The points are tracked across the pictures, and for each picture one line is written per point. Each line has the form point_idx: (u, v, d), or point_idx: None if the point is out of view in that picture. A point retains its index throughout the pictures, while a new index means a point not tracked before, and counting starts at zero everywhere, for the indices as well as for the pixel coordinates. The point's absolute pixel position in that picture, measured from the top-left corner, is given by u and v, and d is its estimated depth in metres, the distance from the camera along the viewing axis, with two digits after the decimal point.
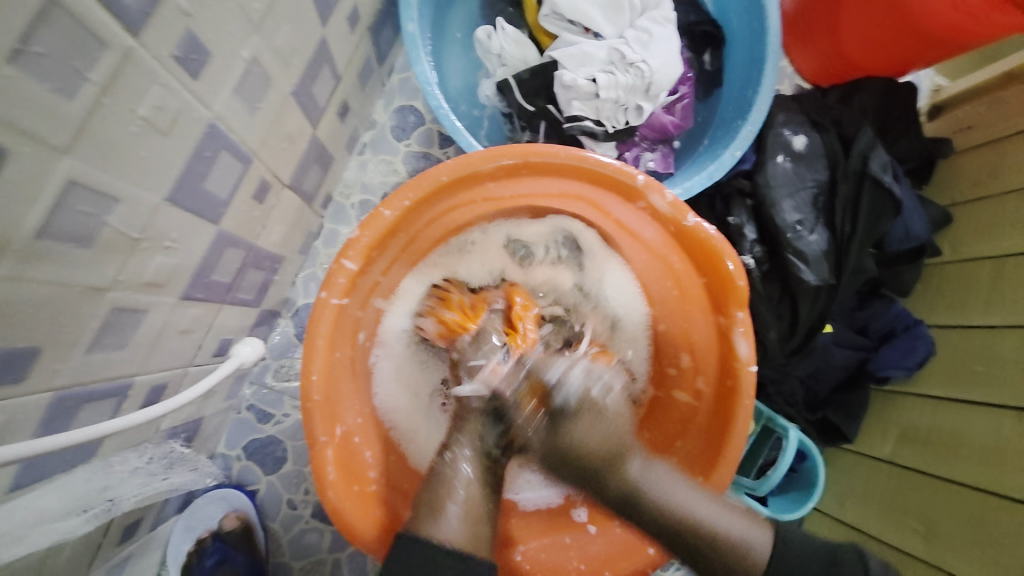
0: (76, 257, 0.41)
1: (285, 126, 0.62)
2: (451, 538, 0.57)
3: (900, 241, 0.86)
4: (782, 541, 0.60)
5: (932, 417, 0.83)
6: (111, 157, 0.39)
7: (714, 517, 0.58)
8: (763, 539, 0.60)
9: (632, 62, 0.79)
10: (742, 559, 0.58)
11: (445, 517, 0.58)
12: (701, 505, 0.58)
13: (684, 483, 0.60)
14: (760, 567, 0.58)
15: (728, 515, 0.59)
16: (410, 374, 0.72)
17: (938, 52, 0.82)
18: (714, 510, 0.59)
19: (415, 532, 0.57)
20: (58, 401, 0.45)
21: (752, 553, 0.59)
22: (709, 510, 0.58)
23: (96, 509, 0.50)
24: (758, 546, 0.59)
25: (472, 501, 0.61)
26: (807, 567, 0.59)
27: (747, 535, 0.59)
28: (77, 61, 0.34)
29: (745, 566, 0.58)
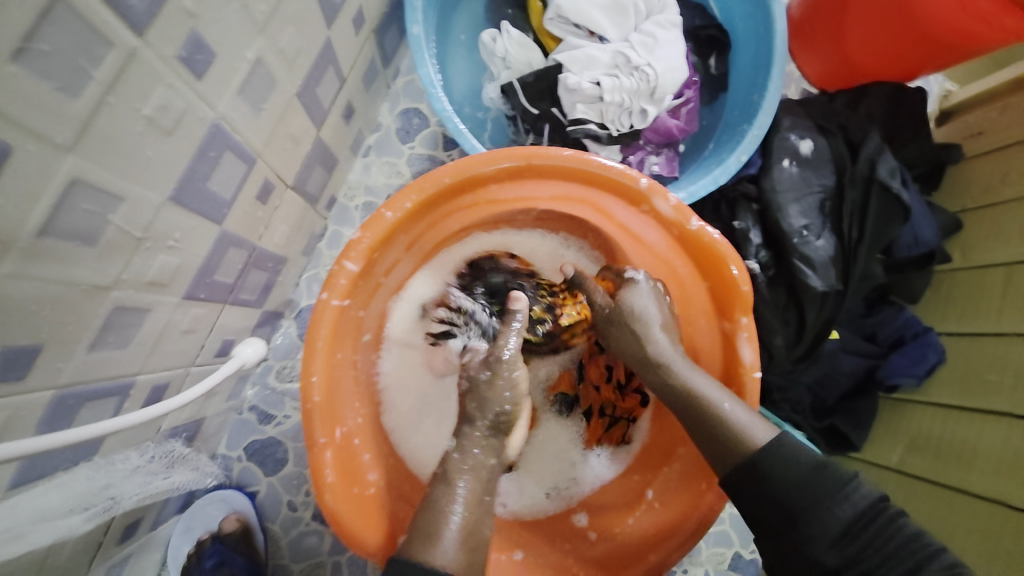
0: (79, 255, 0.41)
1: (289, 127, 0.63)
2: (444, 564, 0.50)
3: (908, 247, 0.85)
4: (794, 451, 0.52)
5: (943, 426, 0.81)
6: (115, 156, 0.40)
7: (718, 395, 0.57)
8: (763, 429, 0.54)
9: (637, 65, 0.79)
10: (737, 444, 0.54)
11: (442, 541, 0.52)
12: (719, 397, 0.57)
13: (706, 376, 0.60)
14: (767, 465, 0.52)
15: (740, 410, 0.56)
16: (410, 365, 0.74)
17: (947, 57, 0.81)
18: (737, 407, 0.56)
19: (408, 556, 0.51)
20: (59, 399, 0.45)
21: (744, 437, 0.54)
22: (730, 422, 0.55)
23: (96, 507, 0.52)
24: (755, 435, 0.54)
25: (471, 522, 0.55)
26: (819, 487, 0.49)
27: (750, 427, 0.54)
28: (83, 61, 0.35)
29: (743, 450, 0.53)
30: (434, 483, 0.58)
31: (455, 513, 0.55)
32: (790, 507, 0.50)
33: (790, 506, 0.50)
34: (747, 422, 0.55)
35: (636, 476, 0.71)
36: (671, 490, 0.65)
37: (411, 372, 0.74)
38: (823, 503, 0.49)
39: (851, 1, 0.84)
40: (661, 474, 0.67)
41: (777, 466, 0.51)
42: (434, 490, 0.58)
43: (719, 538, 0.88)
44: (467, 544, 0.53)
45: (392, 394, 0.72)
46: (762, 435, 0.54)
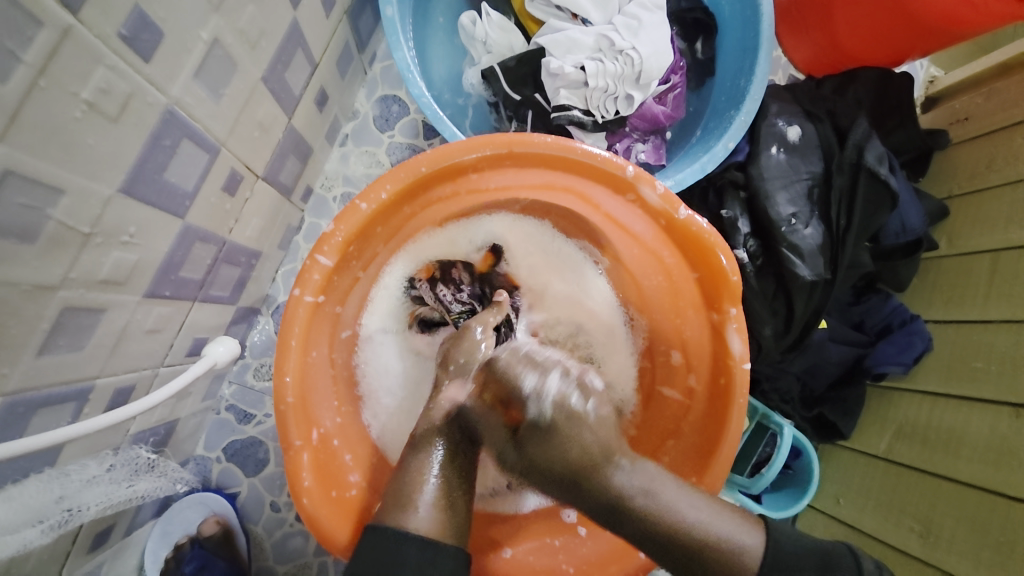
0: (18, 253, 0.38)
1: (256, 114, 0.59)
2: (418, 527, 0.50)
3: (896, 235, 0.85)
4: (802, 556, 0.49)
5: (929, 413, 0.81)
6: (52, 145, 0.37)
7: (711, 520, 0.49)
8: (752, 540, 0.49)
9: (621, 49, 0.76)
10: (740, 571, 0.47)
11: (417, 505, 0.51)
12: (693, 509, 0.49)
13: (678, 484, 0.51)
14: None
15: (711, 514, 0.49)
16: (384, 369, 0.68)
17: (933, 41, 0.80)
18: (711, 512, 0.49)
19: (386, 523, 0.50)
20: (8, 407, 0.43)
21: (745, 558, 0.48)
22: (715, 537, 0.48)
23: (52, 519, 0.50)
24: (747, 544, 0.48)
25: (446, 487, 0.54)
26: None
27: (736, 533, 0.49)
28: (8, 40, 0.31)
29: (748, 575, 0.47)
30: (409, 449, 0.57)
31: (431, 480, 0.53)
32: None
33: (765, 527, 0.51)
34: (731, 531, 0.49)
35: None
36: None
37: (388, 356, 0.69)
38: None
39: None
40: (652, 466, 0.66)
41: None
42: (409, 457, 0.56)
43: None
44: (445, 504, 0.52)
45: (371, 387, 0.67)
46: (753, 541, 0.49)
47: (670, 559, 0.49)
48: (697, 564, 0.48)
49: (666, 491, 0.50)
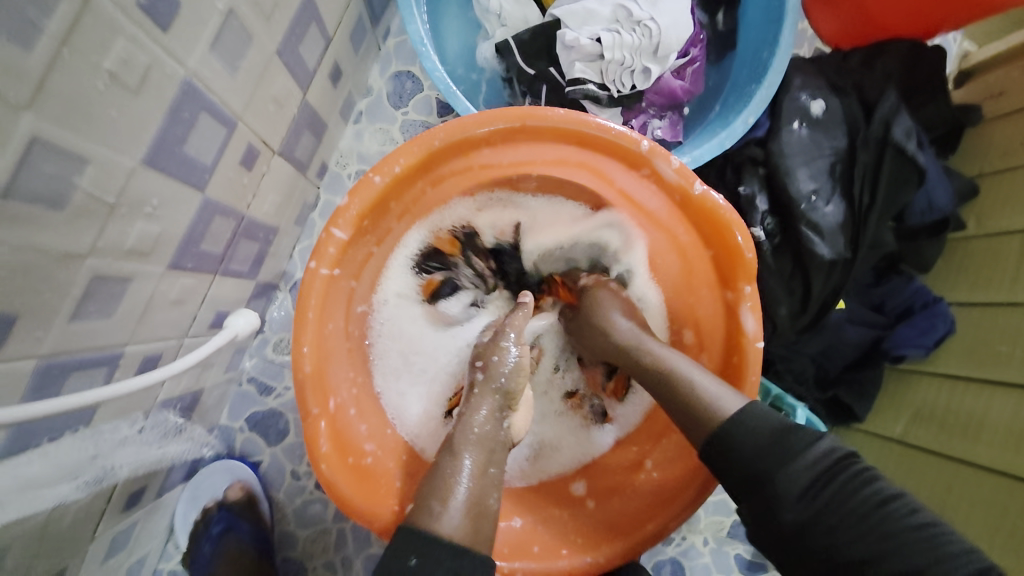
0: (48, 220, 0.39)
1: (271, 88, 0.60)
2: (450, 532, 0.50)
3: (922, 214, 0.82)
4: (786, 442, 0.49)
5: (949, 398, 0.80)
6: (75, 114, 0.38)
7: (694, 378, 0.55)
8: (730, 396, 0.53)
9: (638, 20, 0.74)
10: (707, 417, 0.53)
11: (449, 509, 0.52)
12: (689, 370, 0.56)
13: (691, 363, 0.57)
14: (760, 463, 0.49)
15: (711, 381, 0.55)
16: (401, 334, 0.70)
17: (970, 12, 0.76)
18: (696, 370, 0.56)
19: (415, 525, 0.51)
20: (44, 369, 0.45)
21: (713, 408, 0.53)
22: (693, 385, 0.55)
23: (88, 475, 0.53)
24: (725, 403, 0.53)
25: (478, 491, 0.55)
26: (778, 453, 0.48)
27: (716, 394, 0.54)
28: (31, 8, 0.32)
29: (712, 420, 0.52)
30: (442, 452, 0.58)
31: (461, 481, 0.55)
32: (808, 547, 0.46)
33: (753, 471, 0.49)
34: (713, 390, 0.54)
35: (633, 446, 0.70)
36: (670, 461, 0.65)
37: (408, 319, 0.70)
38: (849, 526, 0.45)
39: None
40: (660, 445, 0.67)
41: (789, 495, 0.47)
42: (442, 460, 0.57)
43: (719, 507, 0.88)
44: (475, 513, 0.53)
45: (382, 351, 0.69)
46: (731, 403, 0.52)
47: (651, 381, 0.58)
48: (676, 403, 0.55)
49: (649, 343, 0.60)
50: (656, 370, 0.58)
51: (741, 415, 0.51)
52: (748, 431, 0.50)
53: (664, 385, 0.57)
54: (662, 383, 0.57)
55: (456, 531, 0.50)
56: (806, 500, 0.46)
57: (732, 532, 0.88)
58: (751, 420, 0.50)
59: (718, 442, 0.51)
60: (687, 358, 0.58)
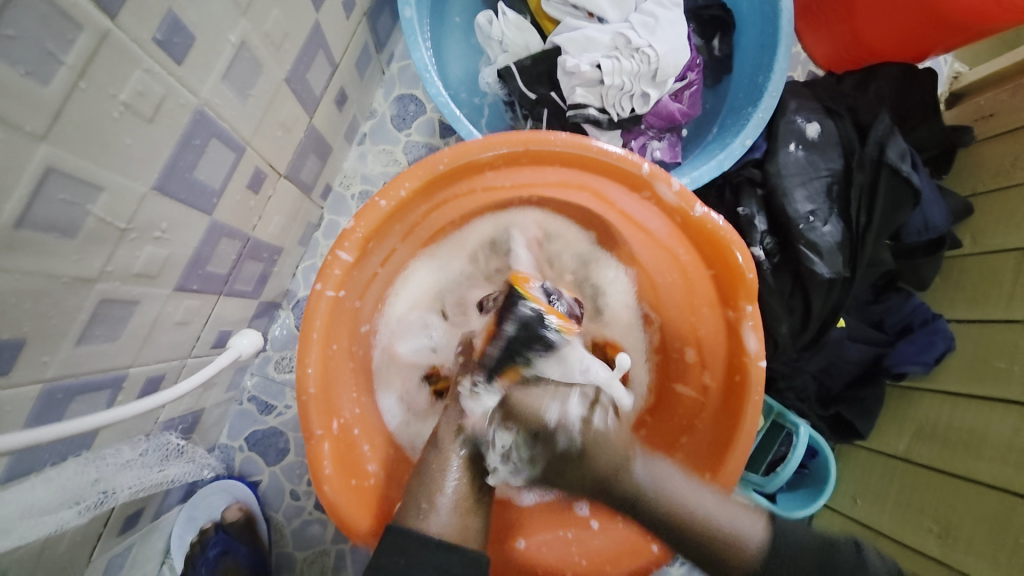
0: (59, 247, 0.40)
1: (279, 114, 0.61)
2: (438, 531, 0.54)
3: (918, 232, 0.83)
4: (787, 550, 0.54)
5: (950, 414, 0.80)
6: (91, 144, 0.39)
7: (716, 508, 0.56)
8: (755, 528, 0.55)
9: (637, 47, 0.76)
10: (737, 553, 0.55)
11: (434, 509, 0.56)
12: (699, 500, 0.56)
13: (683, 480, 0.59)
14: (767, 571, 0.54)
15: (722, 505, 0.56)
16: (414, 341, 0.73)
17: (958, 36, 0.78)
18: (716, 504, 0.56)
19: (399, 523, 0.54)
20: (48, 394, 0.45)
21: (740, 542, 0.55)
22: (717, 525, 0.55)
23: (90, 500, 0.52)
24: (750, 536, 0.55)
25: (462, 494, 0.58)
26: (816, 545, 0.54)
27: (743, 528, 0.55)
28: (50, 43, 0.33)
29: (744, 557, 0.54)
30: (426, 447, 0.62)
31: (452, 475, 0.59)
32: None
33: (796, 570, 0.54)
34: (737, 521, 0.56)
35: None
36: None
37: (416, 329, 0.73)
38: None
39: None
40: None
41: (777, 569, 0.54)
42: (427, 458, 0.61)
43: None
44: (461, 512, 0.57)
45: (391, 364, 0.71)
46: (755, 532, 0.55)
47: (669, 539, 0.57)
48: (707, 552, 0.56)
49: (665, 482, 0.58)
50: (692, 529, 0.55)
51: (767, 544, 0.55)
52: (778, 526, 0.56)
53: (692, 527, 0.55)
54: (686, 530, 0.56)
55: (445, 529, 0.54)
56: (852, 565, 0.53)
57: None
58: (776, 521, 0.57)
59: (755, 568, 0.54)
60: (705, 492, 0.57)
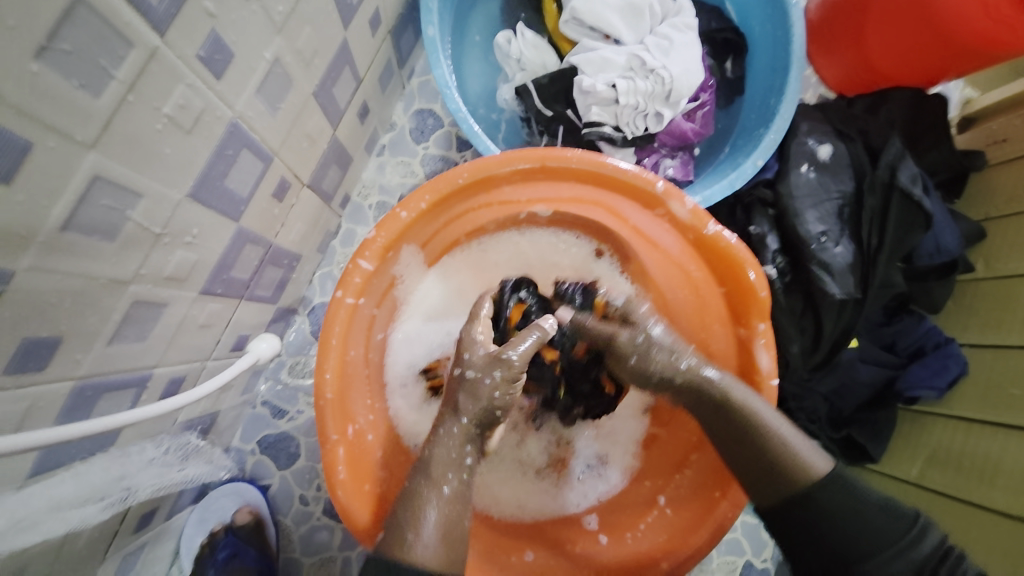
0: (99, 250, 0.42)
1: (305, 126, 0.63)
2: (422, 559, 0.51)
3: (930, 255, 0.83)
4: (854, 495, 0.51)
5: (964, 441, 0.79)
6: (134, 153, 0.41)
7: (777, 421, 0.54)
8: (820, 460, 0.53)
9: (652, 68, 0.78)
10: (798, 474, 0.52)
11: (419, 532, 0.53)
12: (778, 422, 0.54)
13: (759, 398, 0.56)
14: (817, 497, 0.51)
15: (796, 437, 0.54)
16: (416, 342, 0.73)
17: (969, 62, 0.80)
18: (780, 421, 0.55)
19: (391, 556, 0.52)
20: (78, 391, 0.46)
21: (806, 465, 0.53)
22: (787, 443, 0.53)
23: (112, 497, 0.53)
24: (816, 465, 0.53)
25: (449, 519, 0.55)
26: (884, 533, 0.49)
27: (806, 451, 0.54)
28: (104, 59, 0.35)
29: (801, 480, 0.52)
30: (416, 473, 0.57)
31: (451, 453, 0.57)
32: (844, 553, 0.49)
33: (848, 552, 0.49)
34: (806, 449, 0.54)
35: (647, 482, 0.71)
36: (682, 496, 0.65)
37: (422, 335, 0.74)
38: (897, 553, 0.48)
39: (870, 11, 0.83)
40: (674, 480, 0.67)
41: (837, 506, 0.51)
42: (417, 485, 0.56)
43: (730, 547, 0.87)
44: (447, 537, 0.54)
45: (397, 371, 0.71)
46: (822, 465, 0.53)
47: (734, 450, 0.56)
48: (767, 464, 0.53)
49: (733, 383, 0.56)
50: (739, 417, 0.54)
51: (834, 481, 0.52)
52: (856, 499, 0.51)
53: (750, 432, 0.54)
54: (738, 431, 0.55)
55: (431, 555, 0.52)
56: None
57: (743, 574, 0.86)
58: (855, 486, 0.52)
59: (801, 499, 0.52)
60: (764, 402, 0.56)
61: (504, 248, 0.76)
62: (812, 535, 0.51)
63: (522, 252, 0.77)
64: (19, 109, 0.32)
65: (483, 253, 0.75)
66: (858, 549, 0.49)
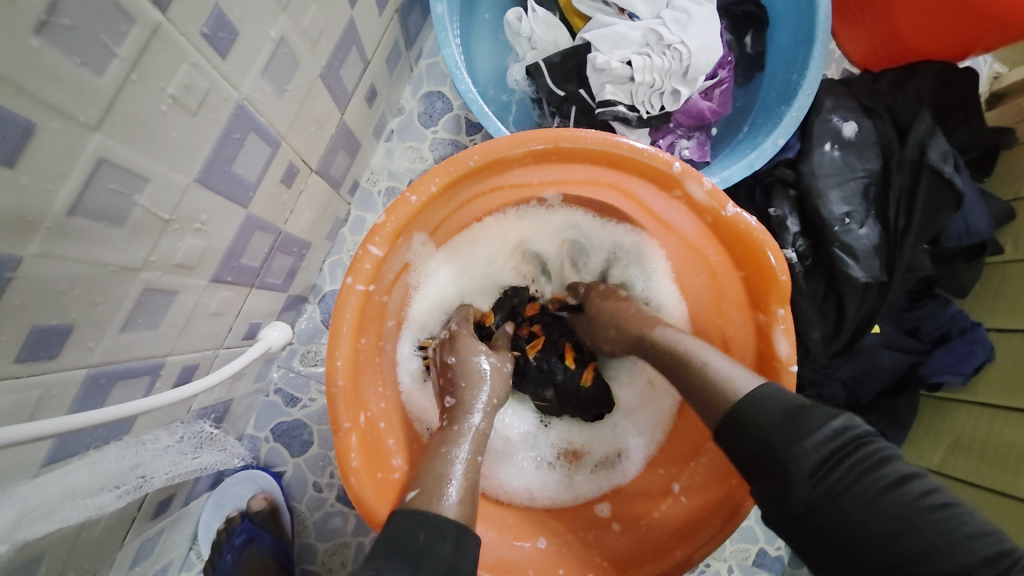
0: (107, 235, 0.41)
1: (313, 110, 0.62)
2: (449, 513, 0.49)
3: (959, 237, 0.80)
4: (771, 395, 0.48)
5: (989, 428, 0.77)
6: (140, 135, 0.40)
7: (715, 362, 0.53)
8: (746, 381, 0.50)
9: (669, 43, 0.75)
10: (718, 398, 0.50)
11: (445, 493, 0.51)
12: (712, 360, 0.53)
13: (702, 344, 0.56)
14: (741, 412, 0.48)
15: (731, 364, 0.53)
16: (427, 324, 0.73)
17: (1002, 34, 0.75)
18: (715, 357, 0.54)
19: (415, 507, 0.49)
20: (92, 378, 0.46)
21: (727, 387, 0.50)
22: (713, 373, 0.52)
23: (127, 485, 0.53)
24: (738, 384, 0.49)
25: (469, 477, 0.54)
26: (796, 429, 0.44)
27: (734, 377, 0.51)
28: (106, 36, 0.34)
29: (724, 402, 0.49)
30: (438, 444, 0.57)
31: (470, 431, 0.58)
32: (770, 455, 0.45)
33: (772, 454, 0.45)
34: (732, 373, 0.51)
35: (660, 470, 0.70)
36: (697, 484, 0.64)
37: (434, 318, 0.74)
38: (795, 439, 0.44)
39: None
40: (688, 468, 0.66)
41: (762, 413, 0.47)
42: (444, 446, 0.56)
43: (745, 535, 0.86)
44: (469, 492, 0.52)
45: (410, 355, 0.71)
46: (745, 384, 0.49)
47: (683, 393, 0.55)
48: (700, 393, 0.52)
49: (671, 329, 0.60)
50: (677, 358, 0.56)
51: (756, 394, 0.48)
52: (774, 402, 0.47)
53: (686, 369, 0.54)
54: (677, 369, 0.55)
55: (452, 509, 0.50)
56: (817, 475, 0.42)
57: (758, 561, 0.85)
58: (782, 394, 0.48)
59: (732, 415, 0.48)
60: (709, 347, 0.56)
61: (514, 231, 0.74)
62: (739, 443, 0.47)
63: (522, 237, 0.75)
64: (21, 88, 0.31)
65: (489, 237, 0.73)
66: (776, 447, 0.45)
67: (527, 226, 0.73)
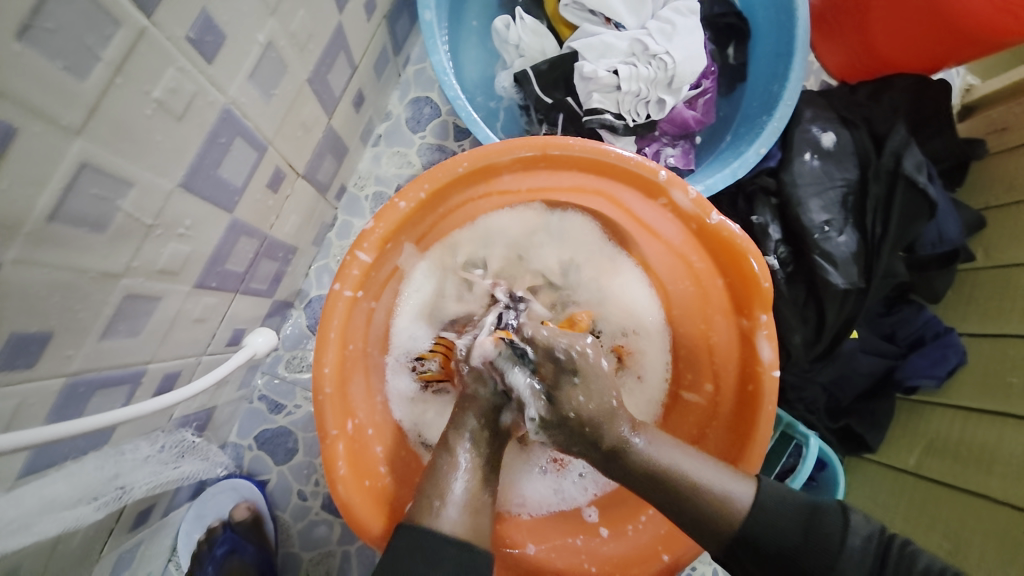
0: (89, 241, 0.40)
1: (300, 114, 0.61)
2: (451, 526, 0.51)
3: (932, 244, 0.83)
4: (781, 508, 0.52)
5: (962, 430, 0.79)
6: (123, 140, 0.39)
7: (694, 469, 0.54)
8: (740, 489, 0.53)
9: (654, 53, 0.77)
10: (720, 517, 0.52)
11: (446, 504, 0.52)
12: (692, 467, 0.54)
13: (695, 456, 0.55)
14: (752, 532, 0.51)
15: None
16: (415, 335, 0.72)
17: (973, 50, 0.78)
18: (695, 464, 0.54)
19: (417, 521, 0.51)
20: (71, 387, 0.45)
21: (728, 505, 0.52)
22: (703, 487, 0.53)
23: (106, 496, 0.52)
24: (735, 494, 0.52)
25: (474, 496, 0.54)
26: (808, 544, 0.50)
27: (727, 493, 0.52)
28: (90, 39, 0.34)
29: (727, 523, 0.51)
30: (439, 451, 0.57)
31: (466, 445, 0.57)
32: (786, 555, 0.50)
33: (784, 551, 0.50)
34: (720, 480, 0.53)
35: None
36: None
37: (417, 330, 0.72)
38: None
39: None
40: None
41: (766, 533, 0.51)
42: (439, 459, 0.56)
43: None
44: (475, 509, 0.54)
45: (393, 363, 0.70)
46: (741, 492, 0.53)
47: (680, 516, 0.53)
48: (694, 520, 0.53)
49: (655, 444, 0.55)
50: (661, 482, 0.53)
51: (754, 509, 0.52)
52: (778, 523, 0.51)
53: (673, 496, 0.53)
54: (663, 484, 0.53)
55: (459, 526, 0.51)
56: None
57: None
58: (773, 501, 0.52)
59: (740, 540, 0.51)
60: (690, 454, 0.55)
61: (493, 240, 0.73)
62: (750, 543, 0.51)
63: (507, 245, 0.74)
64: (2, 92, 0.30)
65: (468, 245, 0.72)
66: (790, 541, 0.50)
67: (509, 231, 0.73)
